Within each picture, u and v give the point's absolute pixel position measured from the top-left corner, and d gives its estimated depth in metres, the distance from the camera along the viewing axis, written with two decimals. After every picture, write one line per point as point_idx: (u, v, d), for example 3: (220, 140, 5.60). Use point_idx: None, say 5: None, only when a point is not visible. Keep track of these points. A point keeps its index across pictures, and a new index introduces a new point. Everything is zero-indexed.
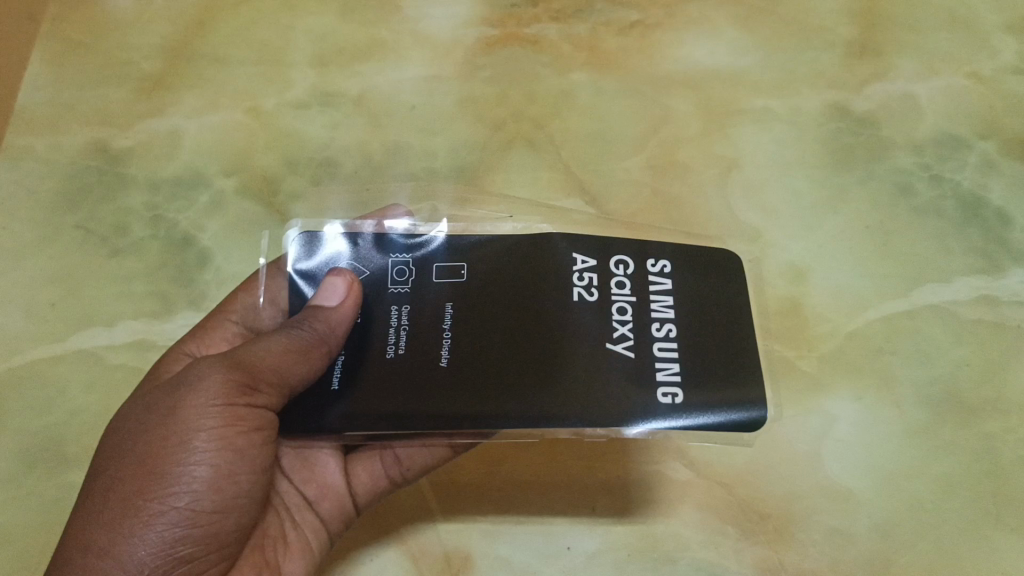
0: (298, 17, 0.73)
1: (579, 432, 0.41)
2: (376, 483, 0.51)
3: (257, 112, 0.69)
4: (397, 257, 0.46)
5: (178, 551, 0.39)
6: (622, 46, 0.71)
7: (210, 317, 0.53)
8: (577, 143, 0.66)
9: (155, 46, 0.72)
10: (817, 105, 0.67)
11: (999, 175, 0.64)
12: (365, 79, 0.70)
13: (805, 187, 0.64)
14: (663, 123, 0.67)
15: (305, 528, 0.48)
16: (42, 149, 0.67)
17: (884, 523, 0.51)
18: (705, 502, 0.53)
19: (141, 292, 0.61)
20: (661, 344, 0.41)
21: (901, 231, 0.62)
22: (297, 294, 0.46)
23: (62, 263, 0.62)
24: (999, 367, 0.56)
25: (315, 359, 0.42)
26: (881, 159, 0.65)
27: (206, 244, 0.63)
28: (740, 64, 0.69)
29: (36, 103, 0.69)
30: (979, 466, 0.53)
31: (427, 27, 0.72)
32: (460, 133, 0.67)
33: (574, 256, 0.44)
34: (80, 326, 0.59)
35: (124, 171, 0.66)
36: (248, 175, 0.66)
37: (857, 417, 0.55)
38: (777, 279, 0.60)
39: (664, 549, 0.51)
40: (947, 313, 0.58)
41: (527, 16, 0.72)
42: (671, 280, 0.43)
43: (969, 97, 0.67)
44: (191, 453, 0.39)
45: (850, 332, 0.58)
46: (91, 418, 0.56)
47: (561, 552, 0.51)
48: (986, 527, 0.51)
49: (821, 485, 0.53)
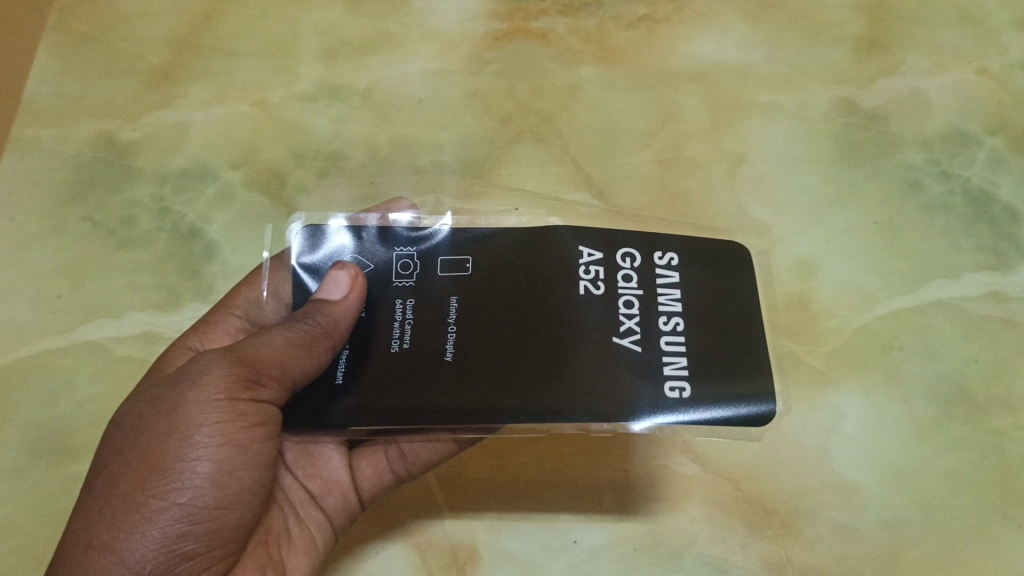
0: (305, 10, 0.73)
1: (585, 427, 0.41)
2: (381, 478, 0.51)
3: (265, 104, 0.69)
4: (402, 249, 0.46)
5: (180, 547, 0.39)
6: (631, 40, 0.71)
7: (213, 312, 0.53)
8: (585, 136, 0.66)
9: (163, 38, 0.72)
10: (826, 100, 0.67)
11: (1009, 170, 0.63)
12: (372, 73, 0.70)
13: (813, 182, 0.64)
14: (671, 118, 0.67)
15: (309, 523, 0.48)
16: (50, 141, 0.67)
17: (891, 520, 0.51)
18: (711, 496, 0.53)
19: (148, 284, 0.61)
20: (669, 338, 0.41)
21: (909, 227, 0.61)
22: (301, 288, 0.46)
23: (70, 254, 0.62)
24: (1008, 364, 0.56)
25: (318, 353, 0.42)
26: (889, 155, 0.64)
27: (213, 237, 0.63)
28: (749, 59, 0.69)
29: (44, 95, 0.69)
30: (986, 464, 0.53)
31: (435, 20, 0.72)
32: (467, 126, 0.67)
33: (580, 249, 0.44)
34: (87, 318, 0.60)
35: (131, 163, 0.66)
36: (256, 168, 0.66)
37: (865, 412, 0.55)
38: (785, 275, 0.60)
39: (670, 543, 0.51)
40: (955, 309, 0.58)
41: (535, 9, 0.72)
42: (678, 273, 0.43)
43: (979, 93, 0.67)
44: (192, 449, 0.39)
45: (858, 327, 0.58)
46: (98, 409, 0.56)
47: (568, 546, 0.52)
48: (994, 525, 0.51)
49: (828, 481, 0.53)
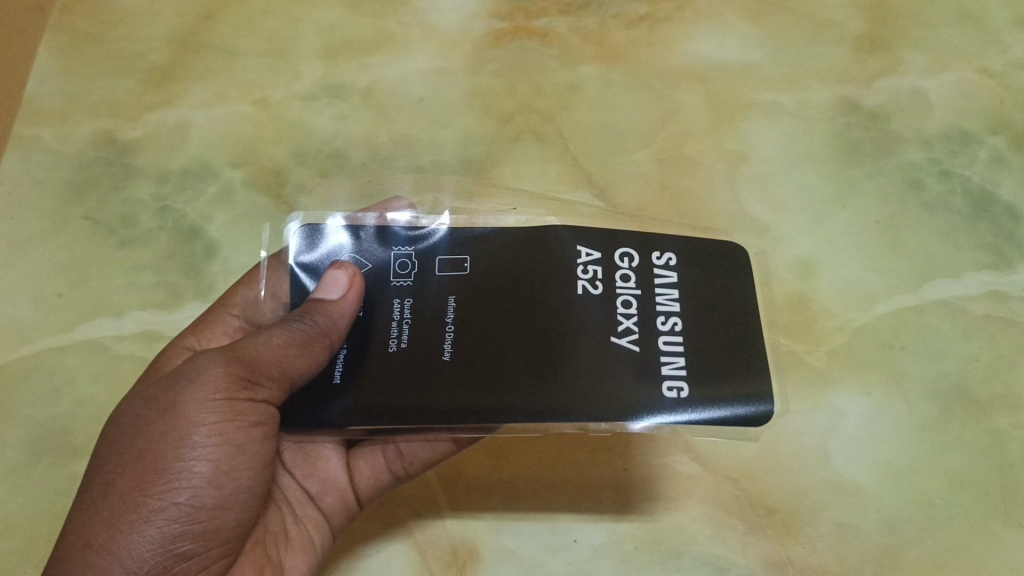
0: (306, 10, 0.73)
1: (583, 427, 0.41)
2: (378, 477, 0.51)
3: (265, 104, 0.69)
4: (400, 249, 0.46)
5: (178, 547, 0.39)
6: (632, 39, 0.71)
7: (210, 311, 0.53)
8: (585, 136, 0.66)
9: (163, 37, 0.72)
10: (827, 99, 0.67)
11: (1010, 170, 0.63)
12: (373, 72, 0.70)
13: (814, 181, 0.64)
14: (672, 117, 0.67)
15: (307, 523, 0.49)
16: (51, 140, 0.67)
17: (891, 519, 0.51)
18: (710, 495, 0.53)
19: (148, 282, 0.61)
20: (667, 338, 0.41)
21: (909, 226, 0.61)
22: (299, 287, 0.46)
23: (70, 253, 0.62)
24: (1008, 363, 0.56)
25: (316, 352, 0.42)
26: (890, 154, 0.64)
27: (213, 236, 0.63)
28: (749, 58, 0.69)
29: (45, 94, 0.69)
30: (986, 463, 0.53)
31: (435, 19, 0.72)
32: (467, 125, 0.67)
33: (578, 249, 0.44)
34: (88, 317, 0.60)
35: (131, 162, 0.66)
36: (256, 166, 0.66)
37: (865, 412, 0.55)
38: (785, 274, 0.60)
39: (670, 542, 0.52)
40: (956, 308, 0.58)
41: (535, 9, 0.72)
42: (677, 273, 0.43)
43: (980, 92, 0.66)
44: (190, 449, 0.39)
45: (859, 327, 0.58)
46: (98, 408, 0.56)
47: (568, 545, 0.52)
48: (995, 524, 0.51)
49: (828, 481, 0.53)
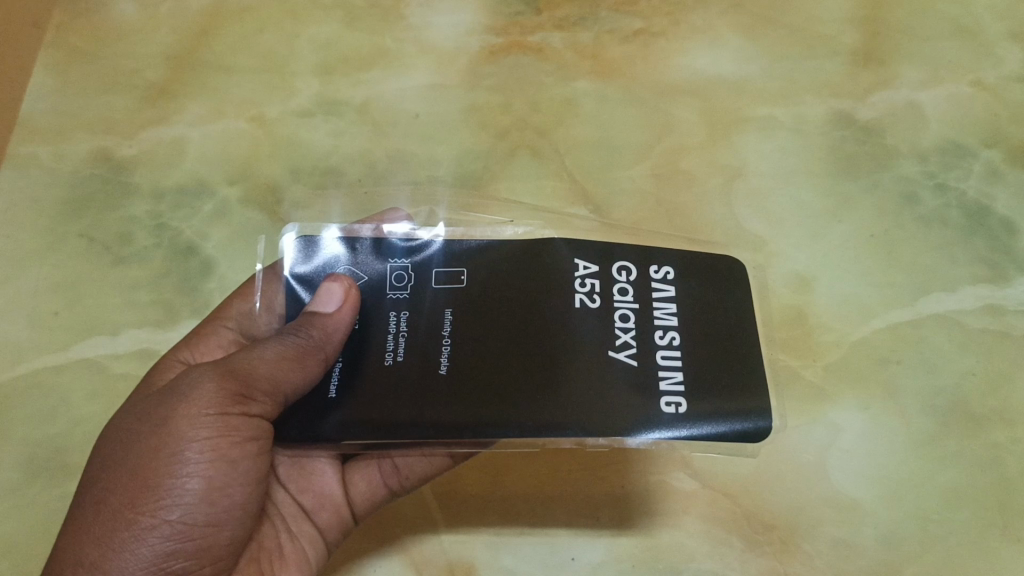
0: (302, 26, 0.73)
1: (581, 442, 0.41)
2: (374, 491, 0.51)
3: (261, 120, 0.69)
4: (396, 262, 0.46)
5: (170, 565, 0.39)
6: (626, 54, 0.71)
7: (205, 324, 0.53)
8: (581, 151, 0.66)
9: (160, 54, 0.72)
10: (822, 113, 0.67)
11: (1005, 183, 0.63)
12: (369, 87, 0.70)
13: (809, 195, 0.64)
14: (668, 131, 0.67)
15: (302, 539, 0.49)
16: (47, 157, 0.67)
17: (890, 535, 0.51)
18: (709, 512, 0.53)
19: (145, 300, 0.61)
20: (665, 353, 0.41)
21: (906, 241, 0.62)
22: (295, 300, 0.46)
23: (67, 271, 0.62)
24: (1005, 378, 0.56)
25: (311, 367, 0.41)
26: (886, 168, 0.65)
27: (210, 253, 0.63)
28: (745, 72, 0.69)
29: (41, 111, 0.69)
30: (984, 477, 0.53)
31: (430, 36, 0.72)
32: (463, 141, 0.67)
33: (576, 262, 0.44)
34: (83, 335, 0.60)
35: (128, 180, 0.66)
36: (253, 183, 0.66)
37: (863, 428, 0.55)
38: (782, 289, 0.60)
39: (670, 560, 0.51)
40: (953, 322, 0.58)
41: (532, 24, 0.72)
42: (675, 287, 0.43)
43: (974, 105, 0.67)
44: (182, 465, 0.39)
45: (856, 341, 0.58)
46: (92, 427, 0.56)
47: (566, 563, 0.51)
48: (993, 539, 0.51)
49: (826, 496, 0.53)
